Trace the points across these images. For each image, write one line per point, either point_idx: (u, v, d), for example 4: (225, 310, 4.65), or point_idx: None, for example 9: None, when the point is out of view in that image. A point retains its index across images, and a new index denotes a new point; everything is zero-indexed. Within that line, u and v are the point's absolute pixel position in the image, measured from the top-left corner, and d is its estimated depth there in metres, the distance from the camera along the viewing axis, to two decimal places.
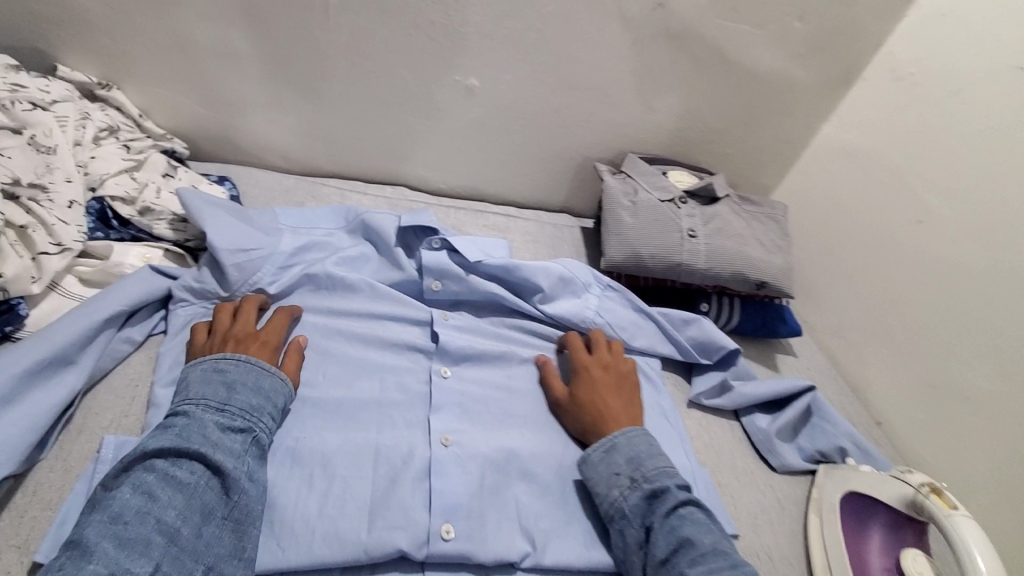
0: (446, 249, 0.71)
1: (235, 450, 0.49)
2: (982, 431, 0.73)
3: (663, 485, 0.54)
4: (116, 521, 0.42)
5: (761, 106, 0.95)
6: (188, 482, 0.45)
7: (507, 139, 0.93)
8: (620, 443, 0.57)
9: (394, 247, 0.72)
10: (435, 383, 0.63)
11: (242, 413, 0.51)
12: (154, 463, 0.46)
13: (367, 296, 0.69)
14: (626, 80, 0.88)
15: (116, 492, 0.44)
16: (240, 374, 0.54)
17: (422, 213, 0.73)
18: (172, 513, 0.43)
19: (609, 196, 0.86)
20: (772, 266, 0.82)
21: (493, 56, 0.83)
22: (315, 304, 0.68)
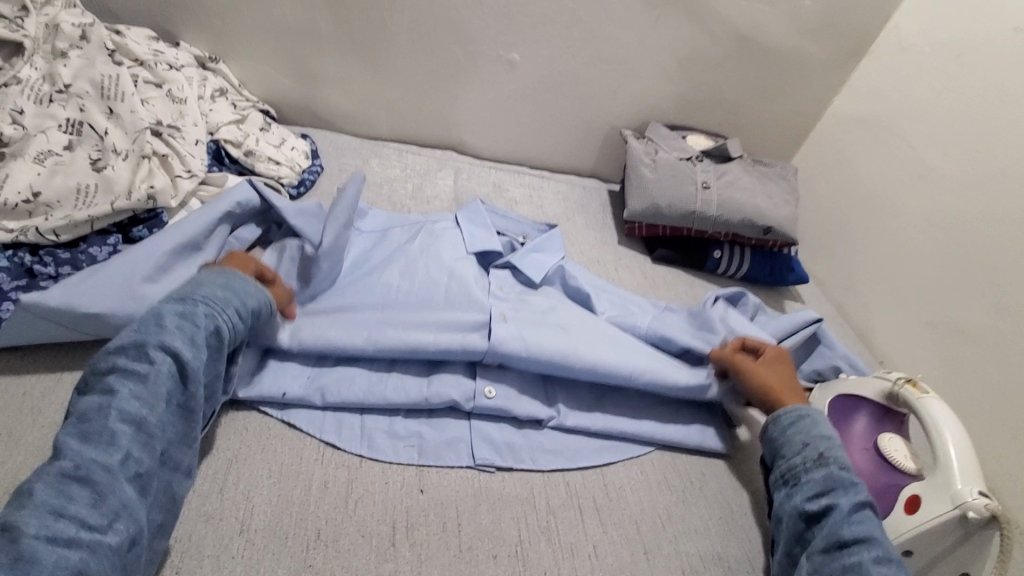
0: (509, 269, 0.81)
1: (196, 341, 0.51)
2: (971, 358, 0.80)
3: (847, 470, 0.56)
4: (82, 419, 0.45)
5: (775, 79, 1.04)
6: (148, 371, 0.48)
7: (544, 109, 1.06)
8: (811, 420, 0.60)
9: (454, 228, 0.82)
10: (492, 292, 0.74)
11: (205, 301, 0.53)
12: (113, 362, 0.48)
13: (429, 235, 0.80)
14: (650, 56, 1.00)
15: (88, 393, 0.47)
16: (199, 278, 0.56)
17: (468, 207, 0.87)
18: (133, 404, 0.46)
19: (633, 155, 0.98)
20: (778, 215, 0.91)
21: (535, 33, 0.96)
22: (397, 238, 0.79)
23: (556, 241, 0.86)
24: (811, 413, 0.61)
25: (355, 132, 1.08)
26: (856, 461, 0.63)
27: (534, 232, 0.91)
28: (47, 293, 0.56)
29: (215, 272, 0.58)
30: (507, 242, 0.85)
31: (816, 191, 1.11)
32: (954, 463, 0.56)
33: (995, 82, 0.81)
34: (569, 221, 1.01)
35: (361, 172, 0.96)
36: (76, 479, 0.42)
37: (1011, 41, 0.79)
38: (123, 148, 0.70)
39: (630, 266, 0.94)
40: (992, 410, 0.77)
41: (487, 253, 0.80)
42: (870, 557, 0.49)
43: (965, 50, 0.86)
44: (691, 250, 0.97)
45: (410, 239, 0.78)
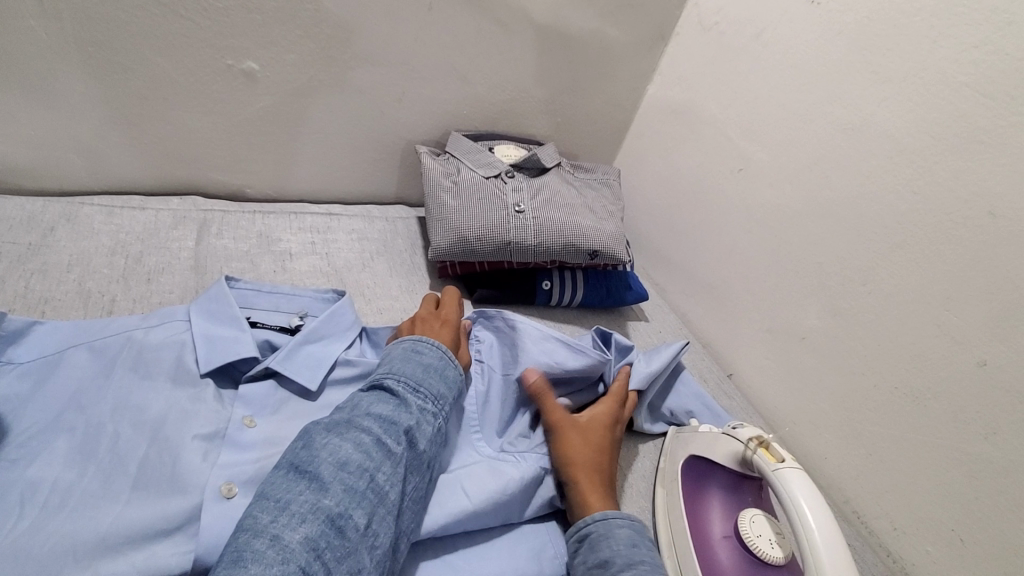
0: (274, 376, 0.59)
1: (427, 429, 0.50)
2: (814, 368, 0.73)
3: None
4: (345, 468, 0.43)
5: (584, 70, 0.91)
6: (398, 449, 0.46)
7: (313, 130, 0.83)
8: (591, 540, 0.51)
9: (185, 340, 0.58)
10: (233, 436, 0.52)
11: (433, 399, 0.52)
12: (370, 420, 0.47)
13: (130, 367, 0.54)
14: (433, 53, 0.81)
15: (341, 443, 0.45)
16: (420, 356, 0.56)
17: (212, 291, 0.63)
18: (383, 474, 0.44)
19: (429, 179, 0.79)
20: (603, 232, 0.78)
21: (271, 34, 0.72)
22: (80, 374, 0.53)
23: (343, 320, 0.65)
24: (591, 530, 0.51)
25: (37, 187, 0.76)
26: (721, 557, 0.51)
27: (317, 305, 0.69)
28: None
29: (416, 342, 0.57)
30: (272, 335, 0.64)
31: (646, 190, 1.00)
32: (822, 551, 0.45)
33: (798, 63, 0.73)
34: (365, 270, 0.80)
35: (34, 253, 0.65)
36: (336, 528, 0.40)
37: (809, 17, 0.72)
38: None
39: None
40: (841, 425, 0.70)
41: (236, 362, 0.59)
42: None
43: (766, 28, 0.77)
44: (517, 284, 0.80)
45: (101, 375, 0.53)
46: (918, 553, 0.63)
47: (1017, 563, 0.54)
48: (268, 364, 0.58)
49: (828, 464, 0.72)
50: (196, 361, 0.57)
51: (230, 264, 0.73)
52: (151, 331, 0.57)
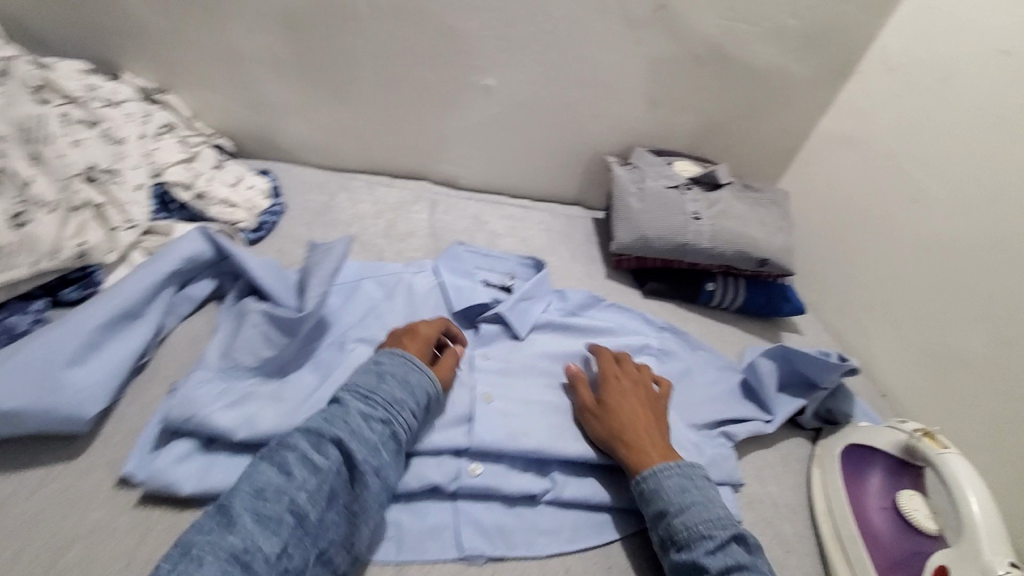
0: (499, 323, 0.76)
1: (359, 437, 0.50)
2: (976, 394, 0.76)
3: (694, 548, 0.51)
4: (261, 494, 0.45)
5: (763, 100, 1.00)
6: (321, 467, 0.48)
7: (523, 136, 1.00)
8: (648, 494, 0.56)
9: (437, 285, 0.77)
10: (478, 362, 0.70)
11: (385, 404, 0.53)
12: (297, 441, 0.49)
13: (405, 299, 0.74)
14: (634, 79, 0.94)
15: (262, 465, 0.47)
16: (378, 366, 0.57)
17: (450, 251, 0.82)
18: (302, 496, 0.46)
19: (618, 184, 0.92)
20: (773, 245, 0.87)
21: (510, 57, 0.90)
22: (375, 296, 0.73)
23: (545, 286, 0.81)
24: (644, 486, 0.56)
25: (319, 163, 1.00)
26: (874, 519, 0.61)
27: (520, 270, 0.85)
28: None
29: (376, 357, 0.58)
30: (494, 290, 0.80)
31: (808, 214, 1.06)
32: (981, 524, 0.53)
33: (989, 104, 0.78)
34: (555, 254, 0.95)
35: (328, 210, 0.88)
36: (240, 565, 0.41)
37: (1006, 62, 0.76)
38: (49, 199, 0.62)
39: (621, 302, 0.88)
40: (1003, 451, 0.73)
41: (473, 308, 0.76)
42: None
43: (957, 71, 0.82)
44: (685, 283, 0.91)
45: (387, 300, 0.73)
46: None
47: None
48: (499, 311, 0.75)
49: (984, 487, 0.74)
50: (448, 304, 0.75)
51: (455, 235, 0.92)
52: (417, 278, 0.77)
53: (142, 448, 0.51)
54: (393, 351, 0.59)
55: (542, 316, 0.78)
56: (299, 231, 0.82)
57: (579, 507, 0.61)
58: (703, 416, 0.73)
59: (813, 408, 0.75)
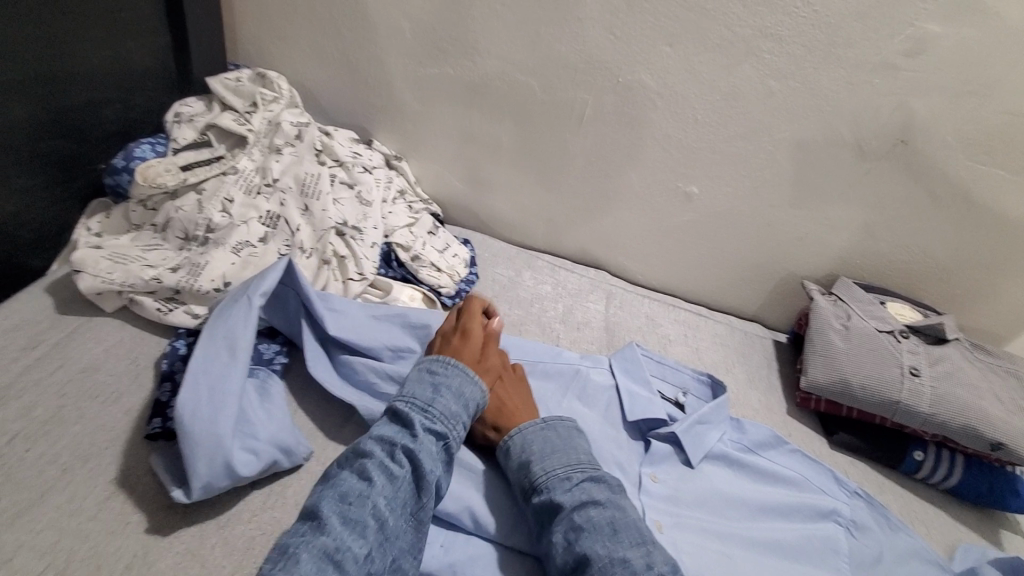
0: (671, 442, 0.71)
1: (431, 448, 0.54)
2: None
3: (551, 489, 0.55)
4: (346, 499, 0.48)
5: (1008, 254, 0.87)
6: (397, 475, 0.51)
7: (714, 244, 0.97)
8: (513, 448, 0.60)
9: (609, 386, 0.76)
10: (644, 485, 0.67)
11: (443, 416, 0.56)
12: (378, 448, 0.52)
13: (577, 396, 0.74)
14: (849, 208, 0.88)
15: (351, 473, 0.50)
16: (432, 377, 0.60)
17: (625, 352, 0.80)
18: (382, 501, 0.49)
19: (819, 316, 0.85)
20: (1012, 427, 0.73)
21: (719, 170, 0.89)
22: (548, 387, 0.75)
23: (724, 411, 0.75)
24: (510, 443, 0.60)
25: (508, 238, 1.06)
26: None
27: (696, 386, 0.80)
28: (226, 404, 0.52)
29: (432, 363, 0.61)
30: (667, 403, 0.76)
31: None
32: None
33: None
34: (730, 374, 0.89)
35: (512, 285, 0.92)
36: (332, 562, 0.44)
37: None
38: (309, 246, 0.74)
39: (805, 448, 0.79)
40: None
41: (646, 420, 0.72)
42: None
43: None
44: (884, 443, 0.79)
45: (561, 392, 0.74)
46: None
47: None
48: (674, 431, 0.70)
49: None
50: (621, 412, 0.73)
51: (629, 334, 0.90)
52: (592, 373, 0.77)
53: None
54: (450, 362, 0.61)
55: (716, 444, 0.73)
56: (487, 303, 0.87)
57: None
58: None
59: None
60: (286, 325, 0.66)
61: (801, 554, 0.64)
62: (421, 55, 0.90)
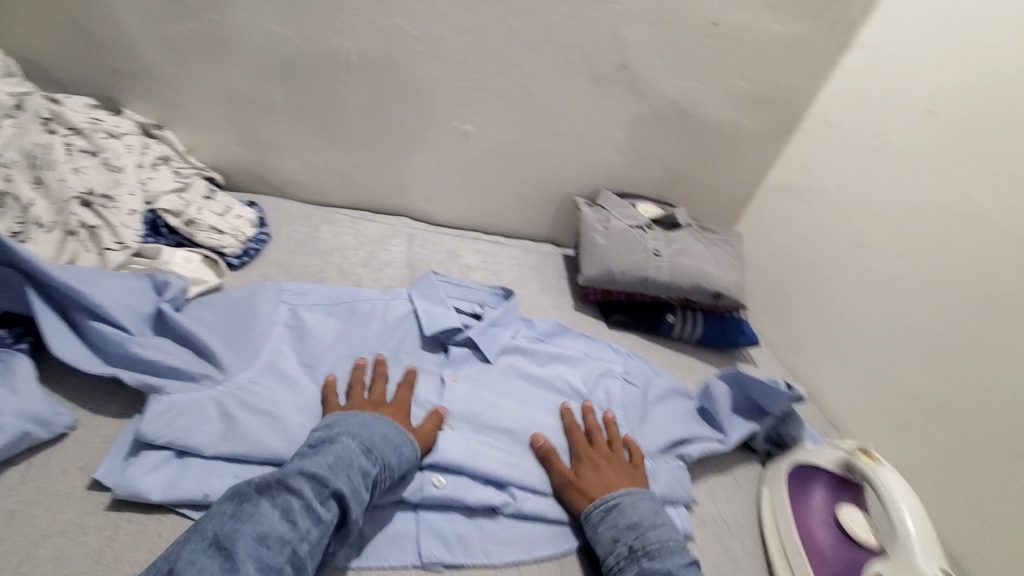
0: (469, 346, 0.80)
1: (359, 496, 0.53)
2: (918, 423, 0.81)
3: (665, 559, 0.57)
4: (265, 541, 0.47)
5: (719, 152, 1.10)
6: (324, 520, 0.50)
7: (498, 177, 1.07)
8: (619, 509, 0.61)
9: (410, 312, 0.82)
10: (445, 384, 0.74)
11: (379, 465, 0.57)
12: (305, 489, 0.51)
13: (380, 324, 0.78)
14: (598, 129, 1.04)
15: (271, 508, 0.49)
16: (378, 429, 0.60)
17: (424, 280, 0.87)
18: (304, 547, 0.48)
19: (585, 222, 1.00)
20: (726, 281, 0.93)
21: (487, 107, 0.98)
22: (350, 320, 0.78)
23: (513, 313, 0.86)
24: (619, 501, 0.62)
25: (305, 198, 1.06)
26: (820, 537, 0.64)
27: (490, 298, 0.90)
28: None
29: (376, 419, 0.62)
30: (465, 316, 0.85)
31: (764, 256, 1.14)
32: (914, 535, 0.58)
33: (920, 159, 0.86)
34: (525, 287, 1.00)
35: (310, 240, 0.93)
36: None
37: (928, 124, 0.86)
38: (47, 220, 0.68)
39: (587, 333, 0.93)
40: (949, 478, 0.77)
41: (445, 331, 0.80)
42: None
43: (889, 129, 0.92)
44: (646, 315, 0.97)
45: (364, 323, 0.78)
46: None
47: None
48: (470, 335, 0.79)
49: (932, 511, 0.79)
50: (421, 330, 0.79)
51: (431, 267, 0.97)
52: (392, 303, 0.82)
53: (116, 451, 0.55)
54: (394, 424, 0.62)
55: (509, 341, 0.83)
56: (283, 258, 0.88)
57: (536, 521, 0.64)
58: (658, 437, 0.76)
59: (763, 433, 0.79)
60: (23, 308, 0.60)
61: (579, 409, 0.77)
62: (159, 10, 0.84)
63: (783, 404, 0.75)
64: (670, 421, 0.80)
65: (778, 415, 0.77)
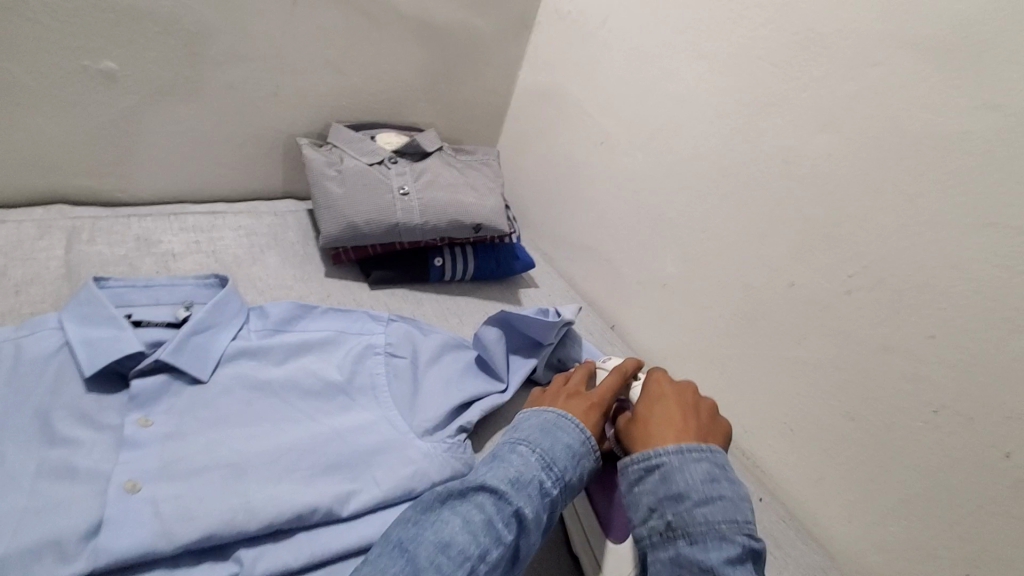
0: (166, 369, 0.59)
1: (540, 517, 0.48)
2: (676, 309, 0.84)
3: (702, 543, 0.44)
4: (445, 552, 0.42)
5: (455, 60, 0.97)
6: (487, 549, 0.43)
7: (184, 128, 0.81)
8: (712, 463, 0.49)
9: (62, 346, 0.57)
10: (128, 436, 0.52)
11: (563, 480, 0.50)
12: (479, 500, 0.46)
13: (5, 379, 0.53)
14: (303, 48, 0.83)
15: (450, 519, 0.44)
16: (559, 433, 0.53)
17: (82, 293, 0.62)
18: (483, 568, 0.43)
19: (312, 168, 0.81)
20: (484, 207, 0.84)
21: (127, 31, 0.71)
22: None
23: (230, 307, 0.67)
24: (666, 461, 0.49)
25: None
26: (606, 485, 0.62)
27: (200, 293, 0.68)
28: None
29: (560, 418, 0.55)
30: (158, 329, 0.63)
31: (526, 168, 1.08)
32: None
33: (640, 44, 0.84)
34: (255, 262, 0.80)
35: None
36: None
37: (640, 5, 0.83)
38: None
39: (342, 303, 0.78)
40: (706, 355, 0.81)
41: (122, 360, 0.58)
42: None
43: (609, 13, 0.87)
44: (411, 264, 0.85)
45: None
46: (770, 451, 0.75)
47: (839, 443, 0.68)
48: (158, 357, 0.58)
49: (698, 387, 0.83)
50: (79, 369, 0.56)
51: (106, 268, 0.71)
52: (24, 341, 0.56)
53: None
54: (591, 436, 0.55)
55: (230, 345, 0.64)
56: None
57: None
58: (432, 413, 0.65)
59: (544, 364, 0.75)
60: None
61: (336, 404, 0.64)
62: None
63: (552, 335, 0.73)
64: (447, 384, 0.70)
65: (552, 344, 0.74)
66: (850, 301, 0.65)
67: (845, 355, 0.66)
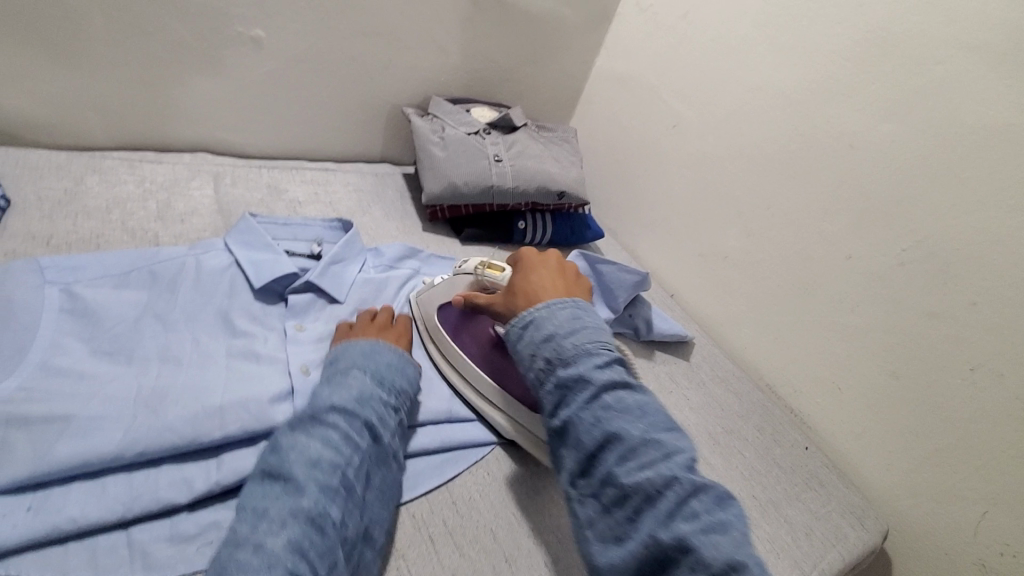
0: (312, 291, 0.71)
1: (388, 422, 0.54)
2: (734, 278, 0.93)
3: (579, 364, 0.49)
4: (316, 467, 0.47)
5: (542, 45, 1.07)
6: (364, 446, 0.51)
7: (309, 93, 0.92)
8: (576, 307, 0.55)
9: (231, 264, 0.69)
10: (291, 337, 0.64)
11: (394, 391, 0.58)
12: (331, 418, 0.51)
13: (194, 285, 0.65)
14: (416, 27, 0.93)
15: (334, 426, 0.51)
16: (377, 355, 0.60)
17: (240, 224, 0.72)
18: (351, 468, 0.49)
19: (418, 136, 0.91)
20: (566, 178, 0.95)
21: (277, 5, 0.81)
22: (153, 286, 0.63)
23: (357, 245, 0.77)
24: (536, 315, 0.54)
25: (56, 144, 0.80)
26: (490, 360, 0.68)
27: (328, 233, 0.80)
28: None
29: (375, 344, 0.62)
30: (301, 259, 0.74)
31: (596, 147, 1.18)
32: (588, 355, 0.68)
33: (718, 38, 0.92)
34: (366, 213, 0.92)
35: (75, 197, 0.73)
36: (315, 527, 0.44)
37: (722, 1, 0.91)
38: None
39: (440, 252, 0.90)
40: (761, 320, 0.90)
41: (279, 280, 0.69)
42: (613, 460, 0.45)
43: (692, 8, 0.96)
44: (498, 225, 0.95)
45: (172, 287, 0.63)
46: (814, 406, 0.84)
47: (881, 399, 0.76)
48: (308, 279, 0.70)
49: (749, 348, 0.93)
50: (248, 282, 0.68)
51: (248, 207, 0.83)
52: (204, 257, 0.68)
53: None
54: (402, 351, 0.63)
55: (357, 277, 0.75)
56: (35, 226, 0.67)
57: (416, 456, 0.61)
58: None
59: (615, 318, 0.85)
60: None
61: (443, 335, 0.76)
62: None
63: (625, 295, 0.84)
64: None
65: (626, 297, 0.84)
66: (902, 273, 0.73)
67: (894, 320, 0.74)
